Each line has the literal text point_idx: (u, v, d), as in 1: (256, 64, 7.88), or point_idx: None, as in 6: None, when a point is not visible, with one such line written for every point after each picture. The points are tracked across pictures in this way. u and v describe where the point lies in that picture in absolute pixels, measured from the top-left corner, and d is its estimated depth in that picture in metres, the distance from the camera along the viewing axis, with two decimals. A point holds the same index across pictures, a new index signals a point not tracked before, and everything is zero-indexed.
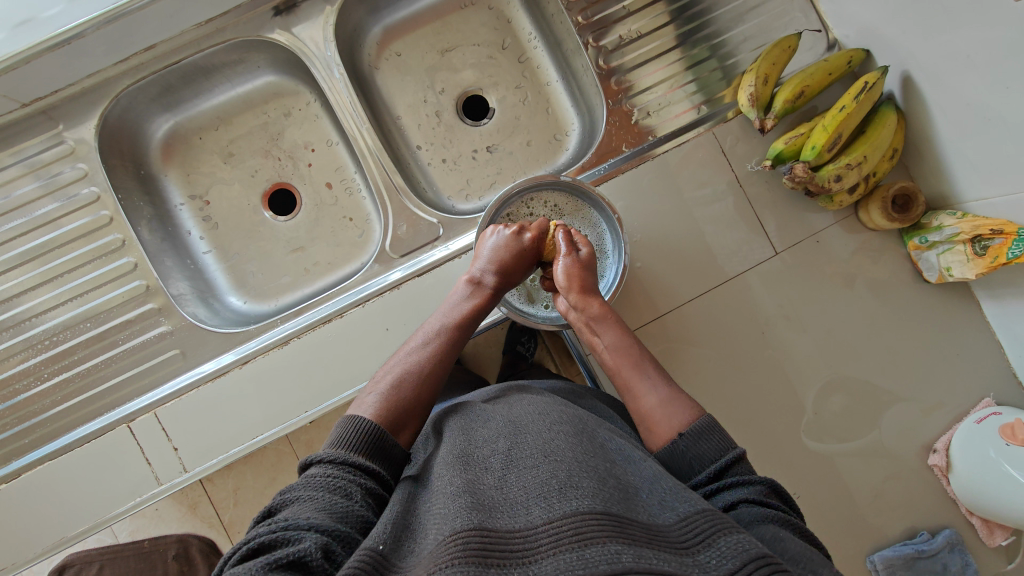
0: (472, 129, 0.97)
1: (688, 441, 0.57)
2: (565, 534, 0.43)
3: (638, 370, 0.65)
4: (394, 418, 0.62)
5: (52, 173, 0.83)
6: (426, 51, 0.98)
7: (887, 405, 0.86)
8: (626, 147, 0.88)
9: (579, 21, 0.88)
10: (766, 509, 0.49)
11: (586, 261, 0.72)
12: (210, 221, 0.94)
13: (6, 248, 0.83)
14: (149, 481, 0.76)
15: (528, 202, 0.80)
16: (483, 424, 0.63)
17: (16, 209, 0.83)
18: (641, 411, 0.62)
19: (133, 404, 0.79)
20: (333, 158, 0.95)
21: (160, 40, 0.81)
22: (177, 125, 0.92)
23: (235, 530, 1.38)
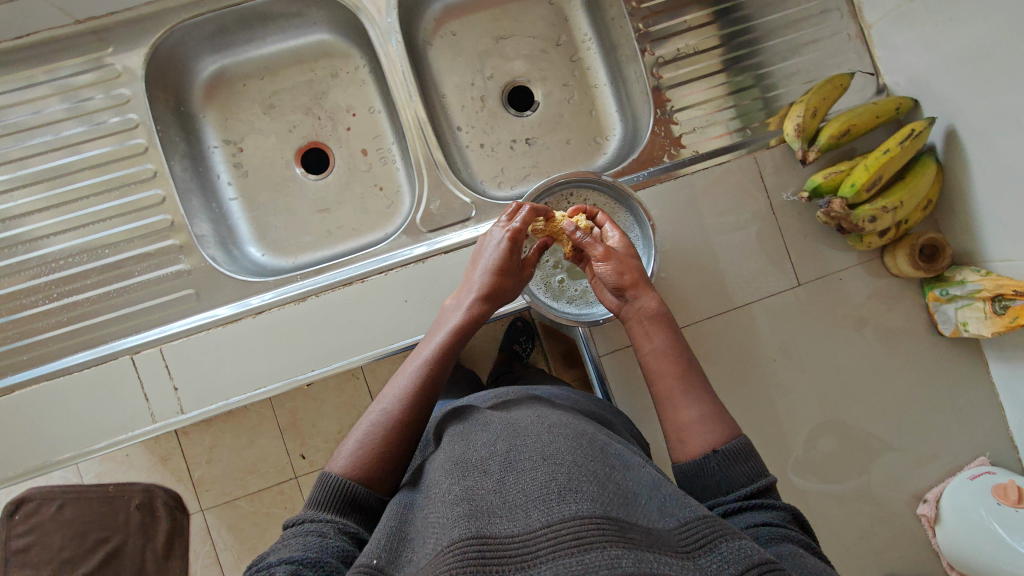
0: (514, 119, 0.98)
1: (722, 460, 0.57)
2: (565, 539, 0.42)
3: (684, 375, 0.64)
4: (380, 458, 0.59)
5: (82, 97, 0.82)
6: (481, 35, 0.98)
7: (883, 450, 0.86)
8: (666, 158, 0.88)
9: (639, 29, 0.90)
10: (789, 531, 0.51)
11: (615, 256, 0.69)
12: (241, 170, 0.93)
13: (26, 163, 0.81)
14: (144, 417, 0.75)
15: (567, 197, 0.80)
16: (482, 425, 0.62)
17: (42, 126, 0.81)
18: (676, 423, 0.62)
19: (138, 335, 0.77)
20: (373, 125, 0.95)
21: None
22: (223, 68, 0.91)
23: (203, 488, 1.36)
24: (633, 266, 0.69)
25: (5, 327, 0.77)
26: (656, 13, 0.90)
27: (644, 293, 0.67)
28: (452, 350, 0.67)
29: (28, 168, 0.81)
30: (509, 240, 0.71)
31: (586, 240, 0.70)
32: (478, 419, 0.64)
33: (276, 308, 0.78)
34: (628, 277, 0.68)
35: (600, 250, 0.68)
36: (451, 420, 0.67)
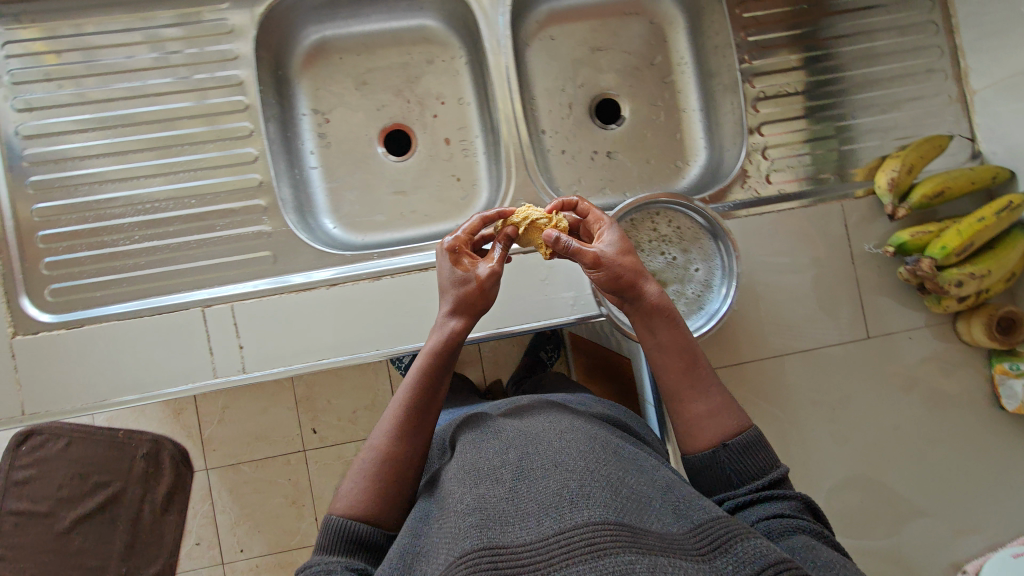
0: (599, 131, 0.98)
1: (732, 453, 0.57)
2: (576, 546, 0.42)
3: (687, 370, 0.62)
4: (380, 497, 0.58)
5: (168, 50, 0.79)
6: (579, 43, 0.99)
7: (915, 513, 0.86)
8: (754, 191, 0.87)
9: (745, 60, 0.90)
10: (800, 522, 0.52)
11: (603, 251, 0.61)
12: (323, 140, 0.93)
13: (108, 107, 0.78)
14: (206, 370, 0.76)
15: (654, 216, 0.79)
16: (493, 431, 0.62)
17: (126, 73, 0.78)
18: (687, 417, 0.61)
19: (213, 290, 0.77)
20: (459, 116, 0.95)
21: None
22: (325, 38, 0.92)
23: (211, 447, 1.36)
24: (626, 250, 0.62)
25: (81, 261, 0.76)
26: (761, 48, 0.90)
27: (643, 286, 0.60)
28: (434, 375, 0.63)
29: (113, 113, 0.78)
30: (449, 254, 0.65)
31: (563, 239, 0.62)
32: (490, 426, 0.64)
33: (351, 282, 0.78)
34: (622, 271, 0.60)
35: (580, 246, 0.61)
36: (464, 429, 0.66)
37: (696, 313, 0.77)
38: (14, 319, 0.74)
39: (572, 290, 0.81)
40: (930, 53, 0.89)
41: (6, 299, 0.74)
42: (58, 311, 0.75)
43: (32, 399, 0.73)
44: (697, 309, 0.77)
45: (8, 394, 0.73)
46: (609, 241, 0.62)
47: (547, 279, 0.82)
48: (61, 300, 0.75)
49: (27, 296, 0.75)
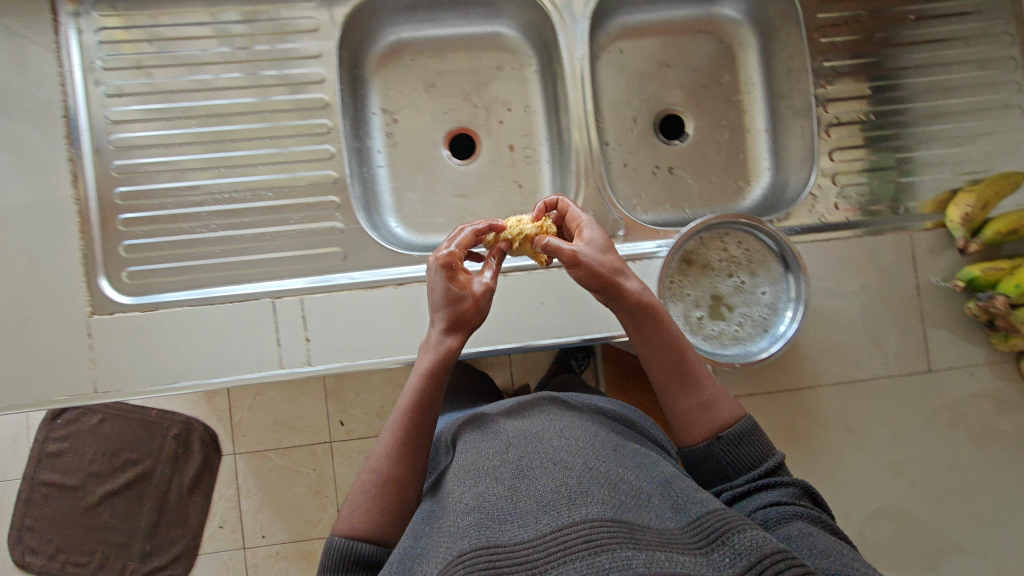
0: (662, 146, 0.98)
1: (725, 445, 0.64)
2: (574, 543, 0.45)
3: (674, 368, 0.67)
4: (382, 517, 0.62)
5: (245, 45, 0.80)
6: (648, 58, 0.99)
7: (959, 551, 0.85)
8: (823, 217, 0.86)
9: (821, 87, 0.89)
10: (797, 507, 0.57)
11: (581, 250, 0.65)
12: (389, 140, 0.94)
13: (176, 98, 0.78)
14: (272, 361, 0.77)
15: (724, 237, 0.80)
16: (494, 431, 0.64)
17: (184, 65, 0.79)
18: (681, 410, 0.67)
19: (284, 282, 0.79)
20: (526, 123, 0.96)
21: None
22: (401, 40, 0.93)
23: (240, 433, 1.37)
24: (609, 249, 0.68)
25: (160, 246, 0.78)
26: (839, 74, 0.89)
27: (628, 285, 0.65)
28: (425, 395, 0.66)
29: (178, 104, 0.78)
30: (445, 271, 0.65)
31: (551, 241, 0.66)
32: (492, 426, 0.66)
33: (418, 283, 0.79)
34: (604, 265, 0.65)
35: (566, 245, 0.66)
36: (465, 428, 0.68)
37: (761, 335, 0.79)
38: (92, 298, 0.76)
39: None
40: (1009, 89, 0.88)
41: (86, 279, 0.76)
42: (136, 293, 0.77)
43: (105, 376, 0.75)
44: (764, 331, 0.79)
45: (82, 371, 0.75)
46: (589, 240, 0.68)
47: None
48: (138, 282, 0.77)
49: (106, 277, 0.76)
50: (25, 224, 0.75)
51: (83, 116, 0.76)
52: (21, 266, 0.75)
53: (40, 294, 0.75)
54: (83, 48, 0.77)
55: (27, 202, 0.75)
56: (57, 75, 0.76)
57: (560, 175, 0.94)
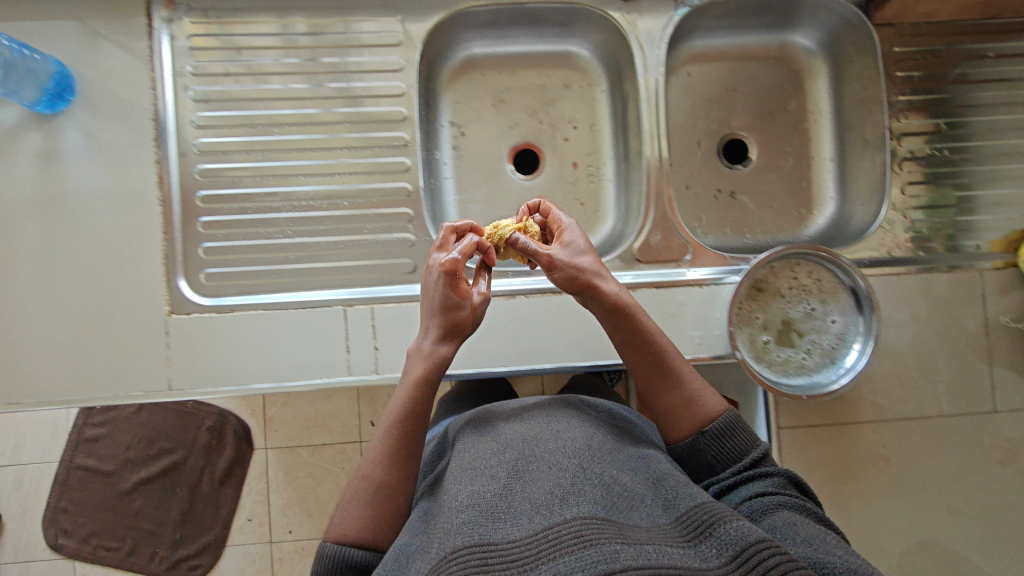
0: (726, 170, 0.98)
1: (709, 439, 0.64)
2: (566, 539, 0.46)
3: (654, 365, 0.68)
4: (374, 525, 0.61)
5: (329, 57, 0.82)
6: (715, 81, 0.98)
7: None
8: (894, 251, 0.85)
9: (897, 121, 0.88)
10: (782, 497, 0.58)
11: (557, 253, 0.69)
12: (455, 151, 0.95)
13: (256, 107, 0.80)
14: (342, 367, 0.77)
15: (794, 267, 0.80)
16: (495, 435, 0.66)
17: (251, 74, 0.80)
18: (664, 407, 0.68)
19: (355, 291, 0.80)
20: (591, 142, 0.97)
21: None
22: (473, 55, 0.94)
23: (272, 428, 1.39)
24: (589, 252, 0.70)
25: (238, 250, 0.79)
26: (916, 108, 0.88)
27: (598, 284, 0.67)
28: (416, 403, 0.65)
29: (251, 113, 0.80)
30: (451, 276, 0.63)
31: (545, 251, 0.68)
32: (493, 430, 0.68)
33: None
34: (580, 269, 0.68)
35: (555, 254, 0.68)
36: (468, 431, 0.70)
37: (829, 365, 0.78)
38: (171, 297, 0.78)
39: (701, 328, 0.81)
40: None
41: (166, 279, 0.77)
42: (213, 295, 0.79)
43: (179, 375, 0.77)
44: (831, 361, 0.78)
45: (158, 368, 0.77)
46: (568, 243, 0.71)
47: (677, 314, 0.81)
48: (216, 284, 0.79)
49: (184, 278, 0.78)
50: (112, 223, 0.77)
51: (172, 120, 0.78)
52: (106, 263, 0.77)
53: (123, 292, 0.77)
54: (175, 54, 0.79)
55: (115, 201, 0.77)
56: (149, 79, 0.78)
57: (623, 195, 0.94)
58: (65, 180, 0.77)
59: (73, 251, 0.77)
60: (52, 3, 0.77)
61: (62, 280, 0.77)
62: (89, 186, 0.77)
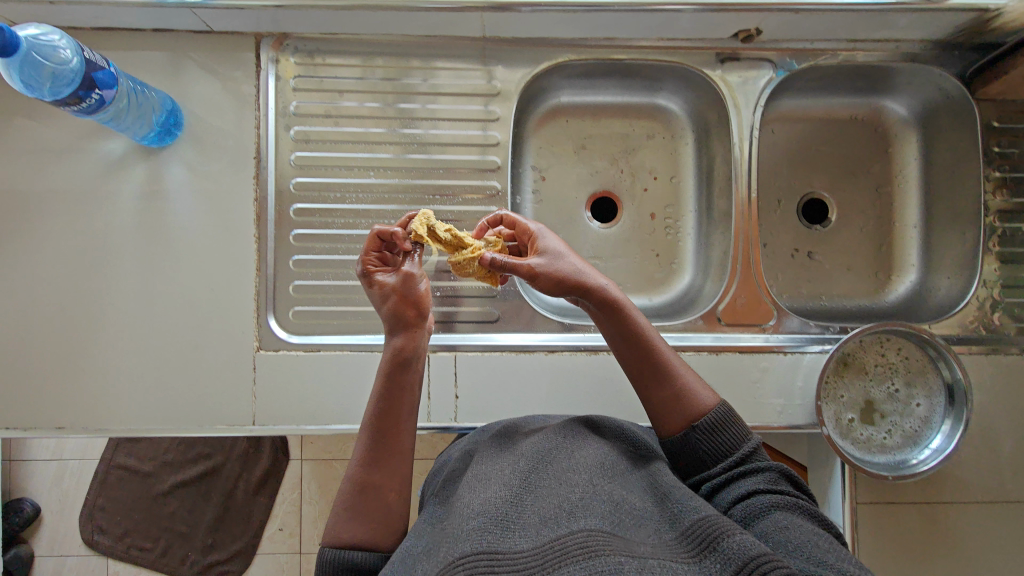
0: (802, 229, 0.97)
1: (700, 435, 0.62)
2: (572, 550, 0.46)
3: (643, 363, 0.66)
4: (370, 524, 0.60)
5: (425, 103, 0.83)
6: (799, 141, 0.97)
7: None
8: (982, 331, 0.84)
9: (995, 198, 0.86)
10: (774, 496, 0.55)
11: (537, 263, 0.67)
12: (534, 196, 0.95)
13: (355, 149, 0.82)
14: (422, 413, 0.80)
15: (883, 344, 0.79)
16: (510, 449, 0.66)
17: (342, 117, 0.81)
18: (654, 405, 0.66)
19: (444, 337, 0.83)
20: (671, 194, 0.96)
21: (625, 37, 0.82)
22: (560, 103, 0.94)
23: (309, 441, 1.39)
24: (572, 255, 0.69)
25: (326, 290, 0.80)
26: (1015, 185, 0.86)
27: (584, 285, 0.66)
28: (389, 394, 0.65)
29: (344, 155, 0.81)
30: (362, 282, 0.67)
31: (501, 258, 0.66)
32: (508, 444, 0.68)
33: (568, 352, 0.81)
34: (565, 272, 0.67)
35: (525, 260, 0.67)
36: (486, 445, 0.70)
37: (912, 446, 0.78)
38: (261, 334, 0.79)
39: (782, 397, 0.81)
40: None
41: (257, 316, 0.79)
42: (301, 333, 0.80)
43: (263, 411, 0.78)
44: (913, 442, 0.78)
45: (243, 403, 0.78)
46: (547, 248, 0.69)
47: (758, 381, 0.81)
48: (305, 321, 0.80)
49: (274, 315, 0.80)
50: (209, 257, 0.79)
51: (272, 158, 0.80)
52: (201, 296, 0.79)
53: (214, 325, 0.79)
54: (279, 93, 0.80)
55: (213, 236, 0.79)
56: (253, 118, 0.79)
57: (702, 250, 0.93)
58: (167, 213, 0.79)
59: (169, 282, 0.79)
60: (162, 36, 0.78)
61: (157, 310, 0.78)
62: (189, 220, 0.79)
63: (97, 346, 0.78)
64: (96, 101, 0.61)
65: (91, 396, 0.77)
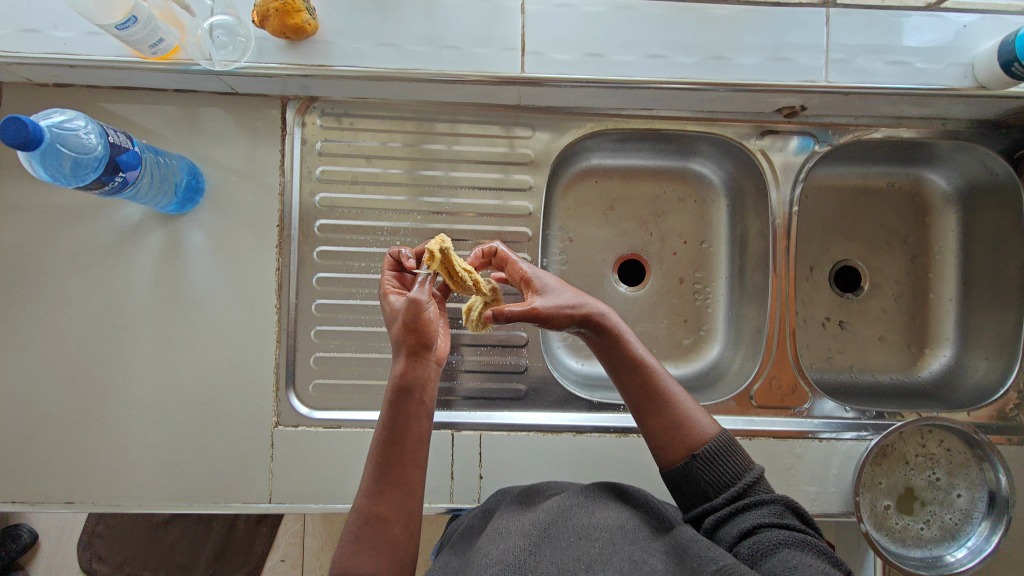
0: (835, 297, 0.94)
1: (702, 463, 0.61)
2: None
3: (641, 393, 0.65)
4: (381, 557, 0.55)
5: (455, 170, 0.80)
6: (832, 208, 0.94)
7: None
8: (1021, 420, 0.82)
9: None
10: (780, 532, 0.54)
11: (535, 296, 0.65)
12: (564, 261, 0.90)
13: (381, 217, 0.79)
14: (444, 494, 0.77)
15: (924, 434, 0.78)
16: (530, 505, 0.65)
17: (369, 184, 0.79)
18: (654, 432, 0.64)
19: (465, 415, 0.80)
20: (700, 260, 0.92)
21: (665, 109, 0.80)
22: (591, 165, 0.90)
23: None
24: (567, 291, 0.66)
25: (350, 362, 0.78)
26: None
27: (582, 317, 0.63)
28: (393, 422, 0.59)
29: (369, 224, 0.79)
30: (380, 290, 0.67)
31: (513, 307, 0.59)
32: (528, 500, 0.67)
33: (597, 434, 0.79)
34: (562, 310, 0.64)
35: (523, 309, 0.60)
36: (507, 500, 0.68)
37: (949, 543, 0.75)
38: (279, 408, 0.77)
39: (816, 484, 0.78)
40: None
41: (276, 390, 0.77)
42: (323, 407, 0.78)
43: (279, 488, 0.75)
44: (950, 536, 0.75)
45: (259, 480, 0.75)
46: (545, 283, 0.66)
47: (792, 468, 0.78)
48: (327, 395, 0.78)
49: (294, 388, 0.78)
50: (227, 327, 0.76)
51: (297, 226, 0.77)
52: (218, 366, 0.76)
53: (231, 397, 0.76)
54: (304, 158, 0.77)
55: (232, 305, 0.76)
56: (277, 184, 0.77)
57: (732, 320, 0.90)
58: (185, 279, 0.76)
59: (185, 351, 0.76)
60: (186, 99, 0.75)
61: (172, 382, 0.76)
62: (207, 287, 0.76)
63: (109, 417, 0.75)
64: (119, 183, 0.58)
65: (101, 470, 0.75)
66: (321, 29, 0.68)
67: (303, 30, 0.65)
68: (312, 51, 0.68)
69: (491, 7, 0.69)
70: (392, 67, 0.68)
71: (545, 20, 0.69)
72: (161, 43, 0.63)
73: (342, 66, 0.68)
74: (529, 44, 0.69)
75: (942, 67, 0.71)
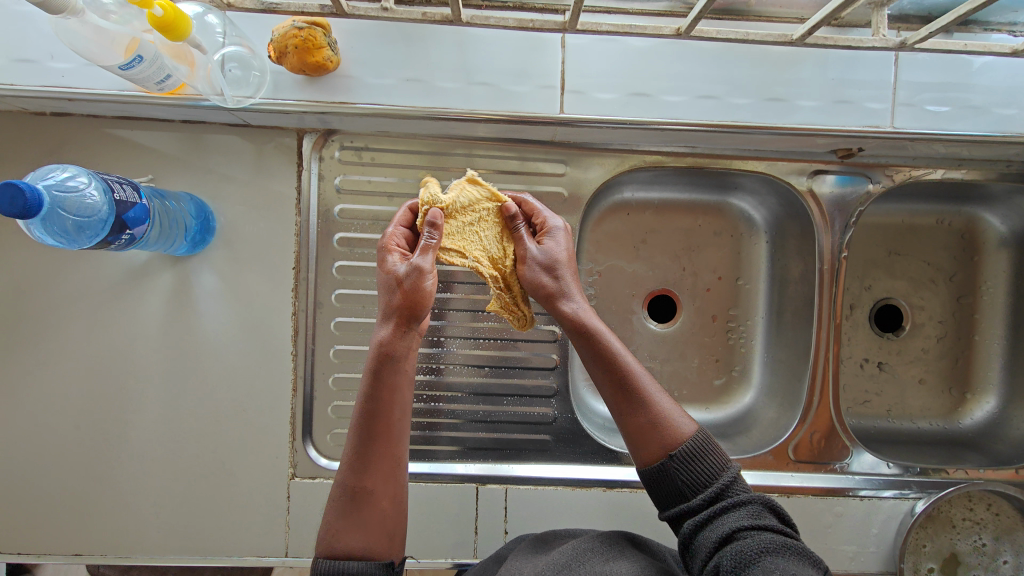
0: (875, 337, 0.89)
1: (678, 464, 0.54)
2: None
3: (613, 388, 0.57)
4: (354, 538, 0.53)
5: None
6: (877, 244, 0.88)
7: None
8: None
9: None
10: (759, 538, 0.48)
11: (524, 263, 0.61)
12: (592, 299, 0.85)
13: None
14: (468, 549, 0.74)
15: (971, 499, 0.75)
16: (541, 552, 0.60)
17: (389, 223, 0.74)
18: (630, 430, 0.57)
19: (489, 465, 0.76)
20: (734, 296, 0.87)
21: (709, 146, 0.75)
22: (623, 196, 0.85)
23: None
24: (568, 266, 0.61)
25: None
26: None
27: (558, 299, 0.59)
28: (377, 396, 0.54)
29: None
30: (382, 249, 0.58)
31: (518, 215, 0.62)
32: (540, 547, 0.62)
33: (628, 489, 0.76)
34: (544, 282, 0.60)
35: (520, 234, 0.61)
36: (520, 547, 0.64)
37: None
38: (295, 459, 0.73)
39: (855, 543, 0.75)
40: None
41: (291, 440, 0.73)
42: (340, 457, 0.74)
43: (296, 543, 0.72)
44: None
45: (274, 533, 0.72)
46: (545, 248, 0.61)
47: (831, 526, 0.75)
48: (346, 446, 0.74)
49: (310, 438, 0.74)
50: (240, 374, 0.72)
51: (313, 267, 0.73)
52: (229, 414, 0.72)
53: (244, 448, 0.72)
54: (321, 196, 0.72)
55: (245, 351, 0.72)
56: (293, 223, 0.72)
57: (768, 363, 0.86)
58: (194, 322, 0.72)
59: (194, 399, 0.72)
60: (193, 131, 0.70)
61: (181, 432, 0.72)
62: (217, 331, 0.72)
63: (117, 468, 0.71)
64: (126, 240, 0.55)
65: (109, 524, 0.71)
66: (342, 62, 0.62)
67: (324, 67, 0.60)
68: (332, 87, 0.62)
69: (528, 39, 0.63)
70: (419, 105, 0.63)
71: (586, 56, 0.63)
72: (168, 80, 0.57)
73: (366, 104, 0.62)
74: (569, 81, 0.63)
75: (1015, 112, 0.65)
